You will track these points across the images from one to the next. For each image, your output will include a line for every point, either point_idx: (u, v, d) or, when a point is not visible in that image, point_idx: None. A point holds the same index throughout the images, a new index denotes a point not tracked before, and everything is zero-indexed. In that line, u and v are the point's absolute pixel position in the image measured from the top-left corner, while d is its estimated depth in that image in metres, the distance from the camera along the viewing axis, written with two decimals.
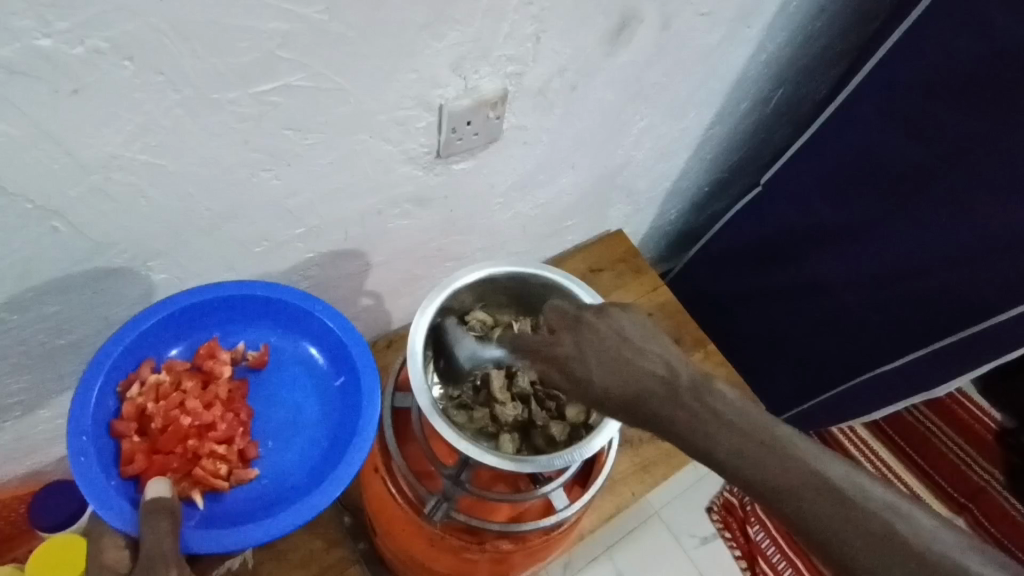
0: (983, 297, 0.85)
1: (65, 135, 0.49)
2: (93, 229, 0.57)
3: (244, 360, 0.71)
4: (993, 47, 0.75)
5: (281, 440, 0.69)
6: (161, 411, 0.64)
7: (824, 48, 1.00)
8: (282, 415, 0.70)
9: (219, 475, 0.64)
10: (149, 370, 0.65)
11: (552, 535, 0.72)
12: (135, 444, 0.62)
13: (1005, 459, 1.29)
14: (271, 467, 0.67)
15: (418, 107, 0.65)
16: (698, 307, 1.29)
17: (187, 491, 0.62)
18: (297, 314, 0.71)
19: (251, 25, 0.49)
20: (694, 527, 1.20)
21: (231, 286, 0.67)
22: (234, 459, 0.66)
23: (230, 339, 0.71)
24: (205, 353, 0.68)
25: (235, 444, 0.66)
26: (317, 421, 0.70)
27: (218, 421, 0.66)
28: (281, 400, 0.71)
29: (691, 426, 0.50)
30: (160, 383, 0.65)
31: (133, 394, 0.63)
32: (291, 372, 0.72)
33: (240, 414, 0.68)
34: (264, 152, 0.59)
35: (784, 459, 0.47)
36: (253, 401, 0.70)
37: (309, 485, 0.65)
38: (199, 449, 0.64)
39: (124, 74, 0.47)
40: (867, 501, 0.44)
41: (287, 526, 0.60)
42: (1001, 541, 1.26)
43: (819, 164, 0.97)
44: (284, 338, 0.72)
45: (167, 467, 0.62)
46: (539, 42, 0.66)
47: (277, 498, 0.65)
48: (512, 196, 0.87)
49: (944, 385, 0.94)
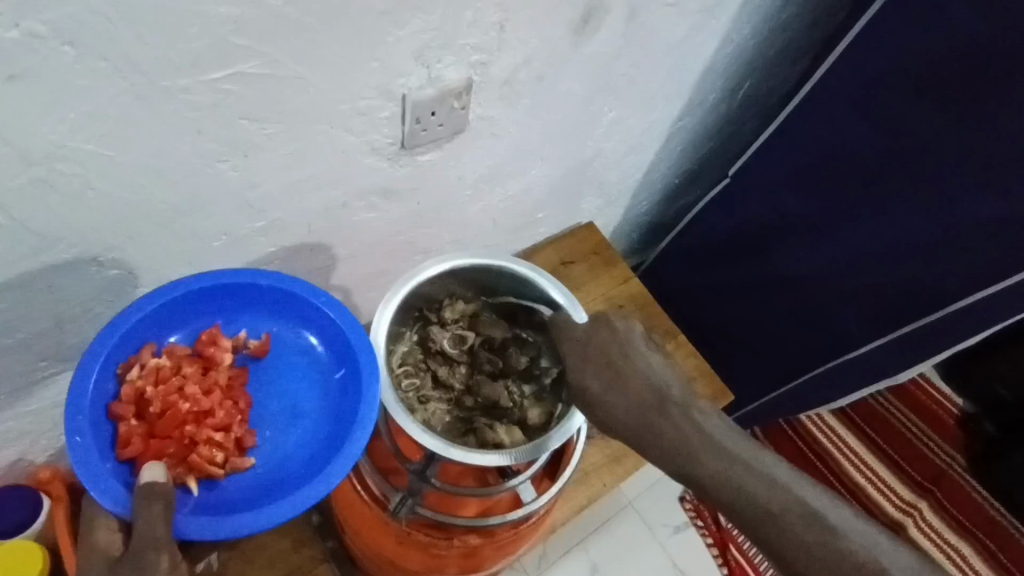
0: (943, 286, 0.87)
1: (5, 123, 0.46)
2: (39, 223, 0.54)
3: (246, 348, 0.68)
4: (952, 39, 0.77)
5: (281, 429, 0.66)
6: (160, 395, 0.60)
7: (790, 40, 1.01)
8: (283, 405, 0.67)
9: (215, 463, 0.61)
10: (149, 354, 0.62)
11: (521, 528, 0.72)
12: (133, 427, 0.59)
13: (966, 443, 1.36)
14: (270, 456, 0.64)
15: (381, 97, 0.63)
16: (669, 298, 1.30)
17: (182, 477, 0.59)
18: (297, 302, 0.68)
19: (202, 10, 0.47)
20: (667, 516, 1.20)
21: (232, 274, 0.65)
22: (230, 447, 0.62)
23: (232, 326, 0.68)
24: (208, 338, 0.65)
25: (232, 433, 0.63)
26: (319, 412, 0.67)
27: (217, 408, 0.62)
28: (282, 389, 0.68)
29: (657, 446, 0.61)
30: (161, 367, 0.62)
31: (132, 376, 0.60)
32: (293, 362, 0.69)
33: (239, 403, 0.64)
34: (220, 143, 0.58)
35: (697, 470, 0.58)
36: (254, 391, 0.67)
37: (308, 474, 0.62)
38: (196, 436, 0.61)
39: (67, 59, 0.45)
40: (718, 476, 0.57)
41: (286, 513, 0.57)
42: (962, 521, 1.30)
43: (786, 156, 0.98)
44: (285, 327, 0.69)
45: (164, 452, 0.59)
46: (504, 31, 0.66)
47: (275, 488, 0.62)
48: (481, 187, 0.87)
49: (906, 371, 0.97)
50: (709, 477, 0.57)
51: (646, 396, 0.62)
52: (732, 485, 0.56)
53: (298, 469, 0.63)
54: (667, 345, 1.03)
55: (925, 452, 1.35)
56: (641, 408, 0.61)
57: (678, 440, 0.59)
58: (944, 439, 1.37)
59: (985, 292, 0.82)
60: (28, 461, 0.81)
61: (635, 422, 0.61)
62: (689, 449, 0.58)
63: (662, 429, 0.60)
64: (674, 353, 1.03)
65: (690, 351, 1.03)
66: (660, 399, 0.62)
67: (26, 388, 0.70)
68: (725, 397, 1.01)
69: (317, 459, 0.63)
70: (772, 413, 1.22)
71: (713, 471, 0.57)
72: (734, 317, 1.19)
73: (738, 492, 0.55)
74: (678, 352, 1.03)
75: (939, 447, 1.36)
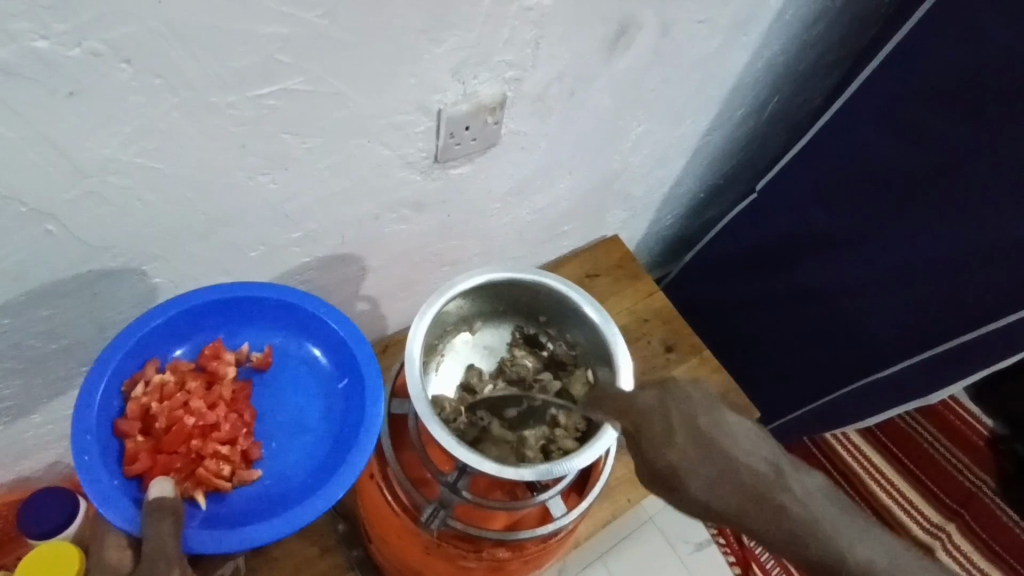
0: (981, 304, 0.85)
1: (61, 138, 0.48)
2: (87, 233, 0.56)
3: (248, 361, 0.69)
4: (988, 58, 0.76)
5: (286, 440, 0.67)
6: (165, 410, 0.62)
7: (821, 55, 1.00)
8: (287, 417, 0.68)
9: (222, 476, 0.62)
10: (153, 369, 0.63)
11: (548, 543, 0.72)
12: (139, 443, 0.60)
13: (998, 465, 1.33)
14: (276, 468, 0.65)
15: (417, 112, 0.64)
16: (693, 314, 1.29)
17: (190, 491, 0.60)
18: (300, 314, 0.69)
19: (250, 29, 0.48)
20: (689, 533, 1.19)
21: (242, 288, 0.66)
22: (237, 460, 0.64)
23: (235, 339, 0.69)
24: (210, 353, 0.67)
25: (238, 445, 0.64)
26: (323, 422, 0.68)
27: (222, 421, 0.64)
28: (286, 402, 0.69)
29: (700, 475, 0.51)
30: (165, 383, 0.63)
31: (137, 393, 0.61)
32: (296, 372, 0.70)
33: (245, 415, 0.66)
34: (261, 156, 0.59)
35: (746, 499, 0.49)
36: (258, 402, 0.69)
37: (314, 486, 0.63)
38: (203, 449, 0.62)
39: (122, 76, 0.47)
40: (762, 503, 0.49)
41: (294, 525, 0.58)
42: (994, 547, 1.27)
43: (815, 172, 0.97)
44: (288, 338, 0.71)
45: (171, 467, 0.60)
46: (538, 47, 0.66)
47: (282, 499, 0.62)
48: (511, 200, 0.87)
49: (936, 392, 0.95)
50: (763, 519, 0.48)
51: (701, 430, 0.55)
52: (778, 521, 0.48)
53: (304, 480, 0.64)
54: (691, 361, 1.03)
55: (954, 473, 1.33)
56: (675, 445, 0.54)
57: (714, 476, 0.51)
58: (973, 461, 1.34)
59: (1013, 316, 0.81)
60: (64, 463, 0.83)
61: (670, 457, 0.53)
62: (730, 485, 0.50)
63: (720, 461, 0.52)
64: (698, 369, 1.02)
65: (713, 368, 1.02)
66: (695, 432, 0.53)
67: (64, 393, 0.72)
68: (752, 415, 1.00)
69: (322, 470, 0.64)
70: (798, 430, 1.20)
71: (769, 513, 0.48)
72: (759, 332, 1.18)
73: (789, 527, 0.47)
74: (702, 368, 1.02)
75: (968, 469, 1.33)
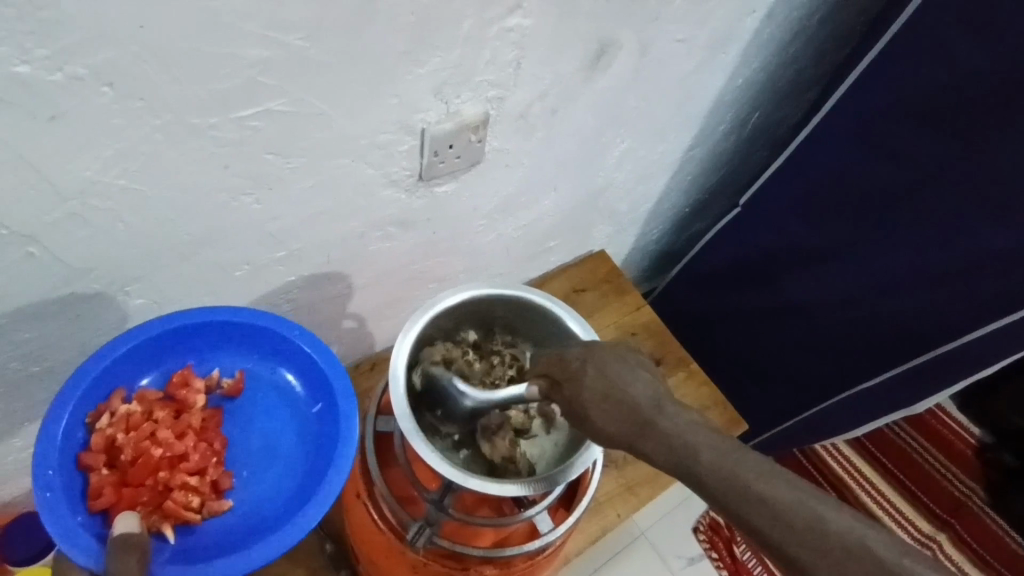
0: (961, 314, 0.86)
1: (42, 162, 0.48)
2: (69, 255, 0.56)
3: (218, 389, 0.69)
4: (958, 74, 0.78)
5: (257, 469, 0.67)
6: (131, 442, 0.61)
7: (798, 72, 1.03)
8: (256, 444, 0.68)
9: (191, 507, 0.62)
10: (119, 401, 0.62)
11: (536, 559, 0.72)
12: (104, 477, 0.59)
13: (985, 475, 1.33)
14: (246, 497, 0.65)
15: (400, 132, 0.65)
16: (680, 328, 1.30)
17: (157, 525, 0.60)
18: (271, 339, 0.69)
19: (232, 52, 0.49)
20: (681, 548, 1.19)
21: (206, 313, 0.66)
22: (206, 491, 0.63)
23: (204, 366, 0.69)
24: (179, 381, 0.66)
25: (207, 476, 0.64)
26: (294, 449, 0.68)
27: (190, 451, 0.63)
28: (257, 428, 0.69)
29: (663, 447, 0.48)
30: (131, 414, 0.63)
31: (102, 425, 0.61)
32: (268, 398, 0.70)
33: (214, 444, 0.65)
34: (245, 176, 0.59)
35: (692, 459, 0.46)
36: (228, 430, 0.68)
37: (284, 516, 0.63)
38: (170, 481, 0.62)
39: (103, 99, 0.47)
40: (719, 474, 0.45)
41: (261, 558, 0.58)
42: (983, 556, 1.28)
43: (796, 186, 0.99)
44: (260, 363, 0.71)
45: (137, 500, 0.59)
46: (519, 67, 0.67)
47: (252, 529, 0.63)
48: (496, 218, 0.88)
49: (923, 402, 0.96)
50: (716, 481, 0.45)
51: (641, 402, 0.51)
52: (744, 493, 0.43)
53: (276, 509, 0.64)
54: (679, 373, 1.04)
55: (942, 483, 1.33)
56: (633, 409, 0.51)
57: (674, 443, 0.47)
58: (961, 470, 1.34)
59: (998, 323, 0.82)
60: None
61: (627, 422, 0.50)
62: (687, 454, 0.47)
63: (697, 449, 0.46)
64: (685, 381, 1.03)
65: (701, 380, 1.03)
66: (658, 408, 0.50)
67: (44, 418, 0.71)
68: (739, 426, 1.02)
69: (293, 498, 0.64)
70: (787, 442, 1.21)
71: (721, 481, 0.44)
72: (746, 344, 1.19)
73: (753, 501, 0.43)
74: (690, 381, 1.04)
75: (956, 478, 1.34)
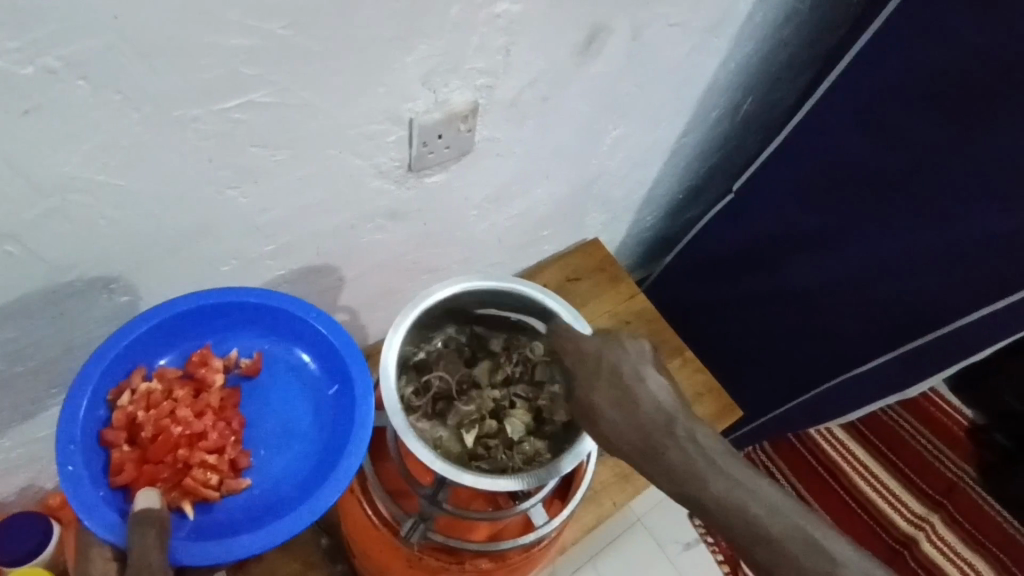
0: (955, 299, 0.86)
1: (19, 158, 0.47)
2: (51, 252, 0.55)
3: (237, 368, 0.68)
4: (954, 56, 0.77)
5: (275, 447, 0.66)
6: (152, 419, 0.61)
7: (793, 54, 1.01)
8: (275, 423, 0.67)
9: (211, 485, 0.61)
10: (139, 378, 0.62)
11: (532, 551, 0.72)
12: (125, 453, 0.59)
13: (978, 455, 1.35)
14: (265, 476, 0.64)
15: (388, 121, 0.64)
16: (676, 314, 1.30)
17: (178, 501, 0.60)
18: (286, 320, 0.68)
19: (214, 42, 0.48)
20: (677, 533, 1.20)
21: (224, 293, 0.65)
22: (225, 469, 0.63)
23: (224, 345, 0.68)
24: (198, 360, 0.65)
25: (226, 454, 0.63)
26: (312, 429, 0.67)
27: (210, 430, 0.63)
28: (274, 408, 0.68)
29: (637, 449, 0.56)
30: (151, 392, 0.62)
31: (124, 402, 0.60)
32: (285, 378, 0.69)
33: (233, 423, 0.65)
34: (230, 169, 0.58)
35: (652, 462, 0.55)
36: (247, 410, 0.67)
37: (304, 494, 0.62)
38: (190, 459, 0.61)
39: (80, 93, 0.46)
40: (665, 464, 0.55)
41: (283, 533, 0.57)
42: (976, 535, 1.29)
43: (791, 171, 0.98)
44: (277, 343, 0.70)
45: (157, 477, 0.59)
46: (510, 54, 0.66)
47: (272, 507, 0.62)
48: (488, 207, 0.87)
49: (916, 387, 0.96)
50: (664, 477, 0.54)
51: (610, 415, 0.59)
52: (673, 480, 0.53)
53: (294, 487, 0.63)
54: (674, 361, 1.04)
55: (937, 465, 1.34)
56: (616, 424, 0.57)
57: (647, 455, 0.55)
58: (954, 450, 1.36)
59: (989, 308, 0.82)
60: (36, 487, 0.81)
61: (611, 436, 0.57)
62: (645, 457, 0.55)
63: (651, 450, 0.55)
64: (680, 368, 1.03)
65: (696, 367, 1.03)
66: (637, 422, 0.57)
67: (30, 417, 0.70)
68: (734, 414, 1.01)
69: (312, 477, 0.63)
70: (782, 427, 1.21)
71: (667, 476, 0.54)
72: (740, 330, 1.18)
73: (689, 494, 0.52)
74: (684, 367, 1.03)
75: (950, 460, 1.35)
